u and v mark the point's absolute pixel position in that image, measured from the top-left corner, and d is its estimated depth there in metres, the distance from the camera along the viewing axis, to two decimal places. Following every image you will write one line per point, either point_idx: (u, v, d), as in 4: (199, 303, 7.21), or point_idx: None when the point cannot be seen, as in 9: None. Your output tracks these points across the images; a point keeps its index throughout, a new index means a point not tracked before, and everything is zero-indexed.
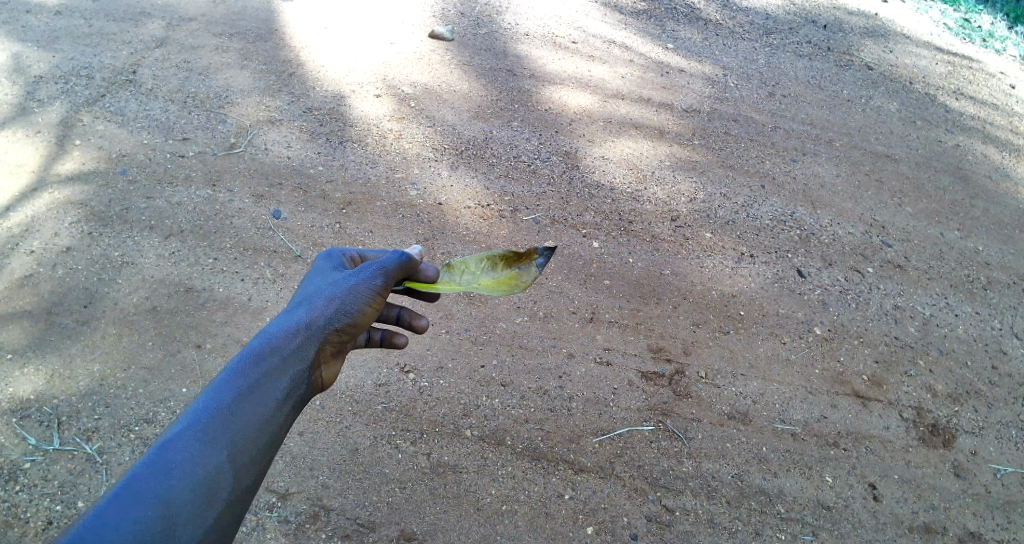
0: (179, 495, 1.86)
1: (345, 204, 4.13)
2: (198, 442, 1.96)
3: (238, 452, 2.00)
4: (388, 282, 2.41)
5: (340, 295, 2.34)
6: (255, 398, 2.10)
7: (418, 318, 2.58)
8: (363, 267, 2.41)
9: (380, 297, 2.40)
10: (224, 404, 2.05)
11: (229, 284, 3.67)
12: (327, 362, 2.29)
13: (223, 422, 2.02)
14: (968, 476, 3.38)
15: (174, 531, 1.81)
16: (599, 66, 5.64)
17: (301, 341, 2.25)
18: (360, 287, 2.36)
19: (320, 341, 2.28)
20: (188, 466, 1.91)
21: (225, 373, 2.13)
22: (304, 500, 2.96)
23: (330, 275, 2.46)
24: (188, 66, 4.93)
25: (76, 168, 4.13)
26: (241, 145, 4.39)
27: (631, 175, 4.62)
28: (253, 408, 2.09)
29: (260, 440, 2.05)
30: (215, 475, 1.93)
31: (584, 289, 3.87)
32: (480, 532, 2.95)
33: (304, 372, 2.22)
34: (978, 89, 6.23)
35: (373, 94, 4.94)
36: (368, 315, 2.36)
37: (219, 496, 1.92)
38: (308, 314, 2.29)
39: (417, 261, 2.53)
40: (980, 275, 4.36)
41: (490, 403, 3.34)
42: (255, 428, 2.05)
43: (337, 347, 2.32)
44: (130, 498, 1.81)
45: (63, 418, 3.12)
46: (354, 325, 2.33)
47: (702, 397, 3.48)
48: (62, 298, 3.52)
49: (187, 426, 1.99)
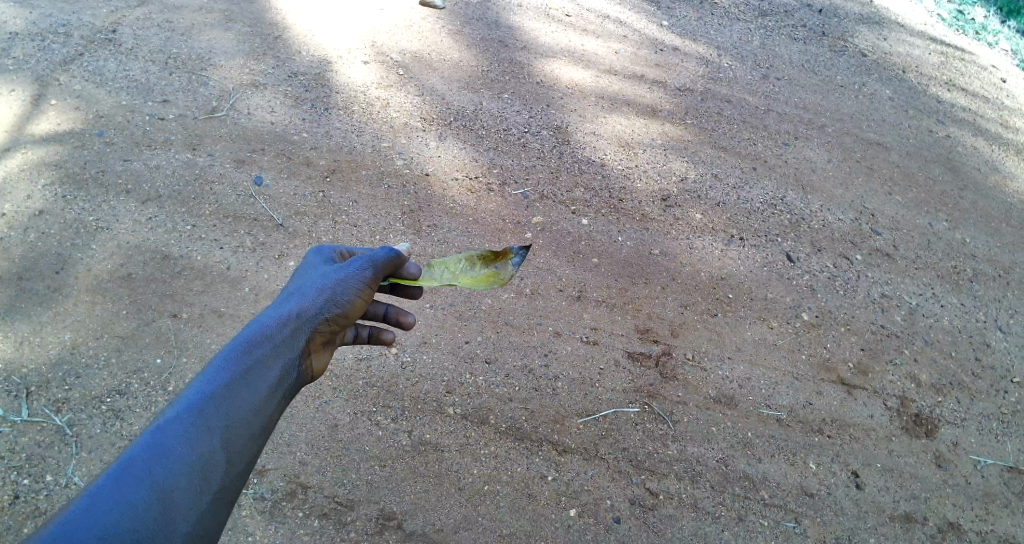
0: (174, 479, 1.84)
1: (329, 172, 4.03)
2: (193, 426, 1.93)
3: (232, 438, 1.96)
4: (377, 274, 2.37)
5: (331, 286, 2.29)
6: (247, 384, 2.06)
7: (404, 315, 2.53)
8: (354, 259, 2.37)
9: (369, 289, 2.35)
10: (218, 389, 2.01)
11: (207, 252, 3.56)
12: (316, 351, 2.26)
13: (218, 407, 1.98)
14: (949, 467, 3.38)
15: (169, 516, 1.79)
16: (592, 40, 5.53)
17: (292, 329, 2.20)
18: (350, 279, 2.31)
19: (310, 330, 2.24)
20: (182, 451, 1.88)
21: (218, 359, 2.08)
22: (281, 477, 2.89)
23: (321, 266, 2.41)
24: (171, 26, 4.76)
25: (51, 128, 3.97)
26: (224, 109, 4.26)
27: (622, 152, 4.54)
28: (246, 394, 2.04)
29: (253, 426, 2.01)
30: (209, 460, 1.90)
31: (572, 266, 3.80)
32: (462, 513, 2.89)
33: (295, 360, 2.18)
34: (970, 81, 6.20)
35: (360, 61, 4.81)
36: (358, 306, 2.31)
37: (213, 481, 1.89)
38: (299, 305, 2.24)
39: (405, 258, 2.47)
40: (966, 267, 4.35)
41: (474, 381, 3.27)
42: (247, 415, 2.02)
43: (327, 337, 2.28)
44: (125, 482, 1.79)
45: (32, 388, 3.02)
46: (345, 316, 2.29)
47: (689, 379, 3.44)
48: (33, 264, 3.40)
49: (182, 410, 1.95)
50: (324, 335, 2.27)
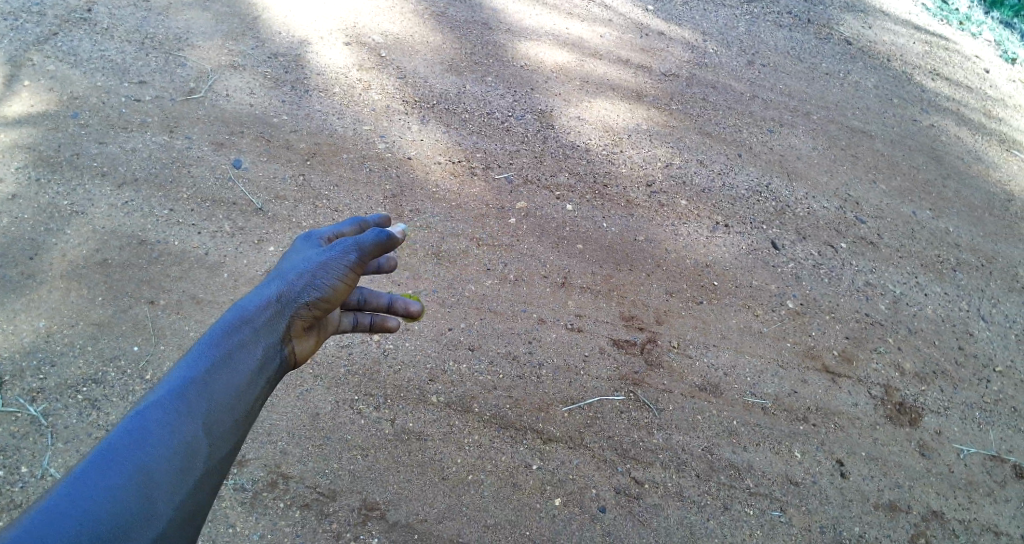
0: (157, 464, 1.81)
1: (309, 155, 3.95)
2: (175, 410, 1.88)
3: (214, 422, 1.91)
4: (362, 258, 2.30)
5: (312, 271, 2.23)
6: (230, 368, 2.00)
7: (411, 305, 2.56)
8: (338, 243, 2.30)
9: (353, 274, 2.29)
10: (200, 373, 1.95)
11: (185, 237, 3.48)
12: (298, 336, 2.20)
13: (200, 391, 1.93)
14: (932, 456, 3.39)
15: (151, 501, 1.76)
16: (577, 24, 5.47)
17: (272, 314, 2.15)
18: (333, 263, 2.25)
19: (291, 316, 2.18)
20: (164, 436, 1.84)
21: (201, 341, 2.02)
22: (262, 467, 2.83)
23: (305, 249, 2.34)
24: (147, 6, 4.65)
25: (24, 109, 3.86)
26: (202, 90, 4.16)
27: (607, 137, 4.50)
28: (229, 378, 1.99)
29: (236, 411, 1.96)
30: (191, 444, 1.86)
31: (556, 252, 3.76)
32: (445, 502, 2.85)
33: (276, 345, 2.13)
34: (953, 71, 6.21)
35: (341, 42, 4.72)
36: (340, 291, 2.26)
37: (195, 467, 1.85)
38: (279, 290, 2.19)
39: (399, 241, 2.40)
40: (949, 256, 4.35)
41: (458, 369, 3.23)
42: (230, 399, 1.96)
43: (309, 322, 2.22)
44: (108, 467, 1.77)
45: (6, 377, 2.93)
46: (326, 301, 2.24)
47: (674, 367, 3.41)
48: (5, 249, 3.30)
49: (164, 394, 1.90)
50: (305, 319, 2.21)
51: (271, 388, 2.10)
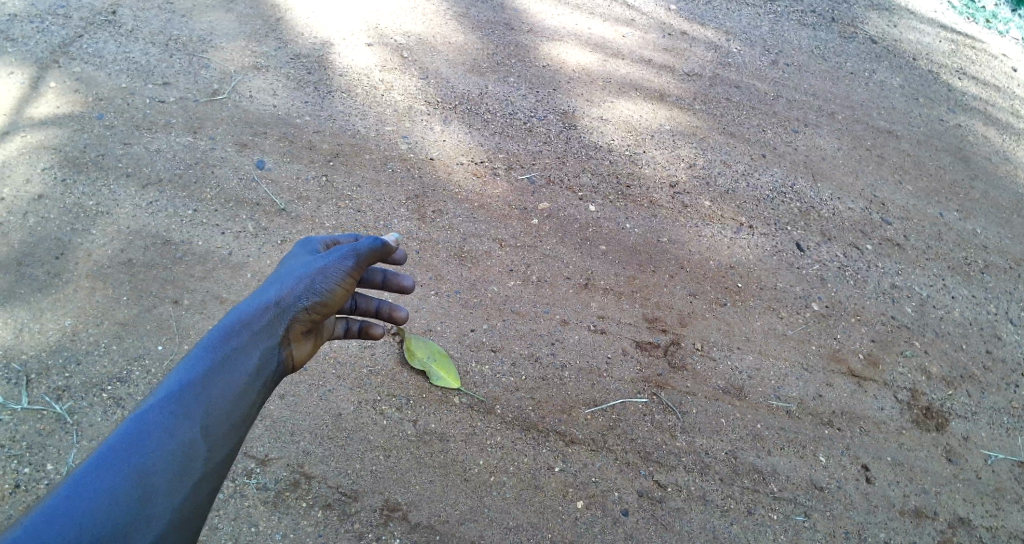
0: (155, 466, 1.93)
1: (332, 156, 3.96)
2: (173, 413, 2.02)
3: (212, 423, 2.06)
4: (359, 264, 2.47)
5: (310, 276, 2.41)
6: (227, 372, 2.17)
7: (397, 310, 2.70)
8: (336, 250, 2.47)
9: (350, 279, 2.46)
10: (197, 376, 2.11)
11: (209, 237, 3.50)
12: (296, 340, 2.38)
13: (198, 394, 2.08)
14: (959, 461, 3.33)
15: (150, 501, 1.88)
16: (600, 24, 5.45)
17: (271, 318, 2.33)
18: (332, 269, 2.43)
19: (290, 320, 2.36)
20: (162, 437, 1.97)
21: (199, 347, 2.20)
22: (284, 466, 2.84)
23: (304, 256, 2.53)
24: (171, 8, 4.69)
25: (50, 111, 3.90)
26: (225, 91, 4.18)
27: (630, 137, 4.47)
28: (226, 382, 2.15)
29: (233, 412, 2.12)
30: (190, 445, 1.99)
31: (579, 253, 3.75)
32: (467, 504, 2.84)
33: (273, 349, 2.31)
34: (980, 69, 6.11)
35: (364, 43, 4.73)
36: (338, 296, 2.43)
37: (194, 467, 1.98)
38: (278, 293, 2.36)
39: (392, 247, 2.58)
40: (977, 258, 4.28)
41: (480, 370, 3.22)
42: (227, 402, 2.12)
43: (306, 326, 2.40)
44: (107, 469, 1.88)
45: (32, 376, 2.97)
46: (324, 305, 2.41)
47: (698, 370, 3.38)
48: (33, 249, 3.34)
49: (162, 398, 2.05)
50: (304, 324, 2.39)
51: (268, 391, 2.26)
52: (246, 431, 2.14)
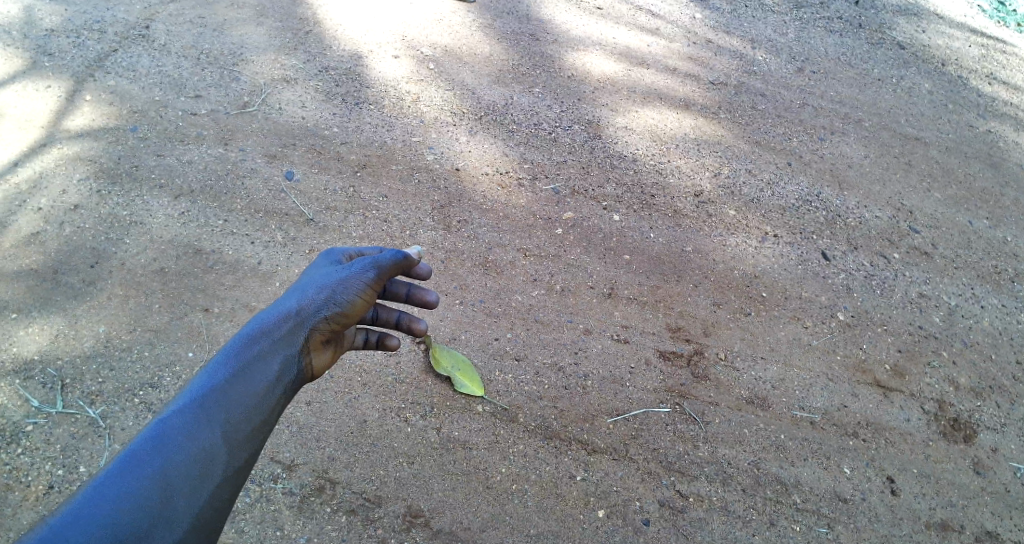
0: (176, 469, 1.98)
1: (359, 167, 4.03)
2: (194, 418, 2.08)
3: (231, 430, 2.11)
4: (380, 276, 2.54)
5: (331, 286, 2.47)
6: (247, 379, 2.23)
7: (416, 322, 2.73)
8: (357, 261, 2.53)
9: (371, 290, 2.52)
10: (218, 384, 2.18)
11: (238, 247, 3.58)
12: (316, 349, 2.45)
13: (217, 401, 2.14)
14: (988, 474, 3.29)
15: (170, 505, 1.93)
16: (625, 34, 5.48)
17: (291, 327, 2.39)
18: (353, 280, 2.49)
19: (309, 328, 2.42)
20: (183, 442, 2.03)
21: (219, 355, 2.26)
22: (310, 472, 2.89)
23: (325, 266, 2.59)
24: (203, 22, 4.80)
25: (86, 123, 4.02)
26: (255, 104, 4.28)
27: (654, 146, 4.49)
28: (246, 389, 2.21)
29: (252, 419, 2.18)
30: (210, 450, 2.05)
31: (603, 263, 3.77)
32: (489, 511, 2.87)
33: (292, 357, 2.37)
34: (1012, 74, 6.02)
35: (392, 55, 4.81)
36: (358, 306, 2.49)
37: (213, 472, 2.03)
38: (300, 303, 2.43)
39: (415, 260, 2.66)
40: (1007, 267, 4.22)
41: (504, 379, 3.26)
42: (247, 408, 2.18)
43: (326, 336, 2.47)
44: (130, 472, 1.94)
45: (67, 381, 3.05)
46: (344, 316, 2.47)
47: (721, 380, 3.39)
48: (68, 258, 3.44)
49: (184, 404, 2.11)
50: (324, 333, 2.46)
51: (287, 399, 2.32)
52: (264, 437, 2.19)
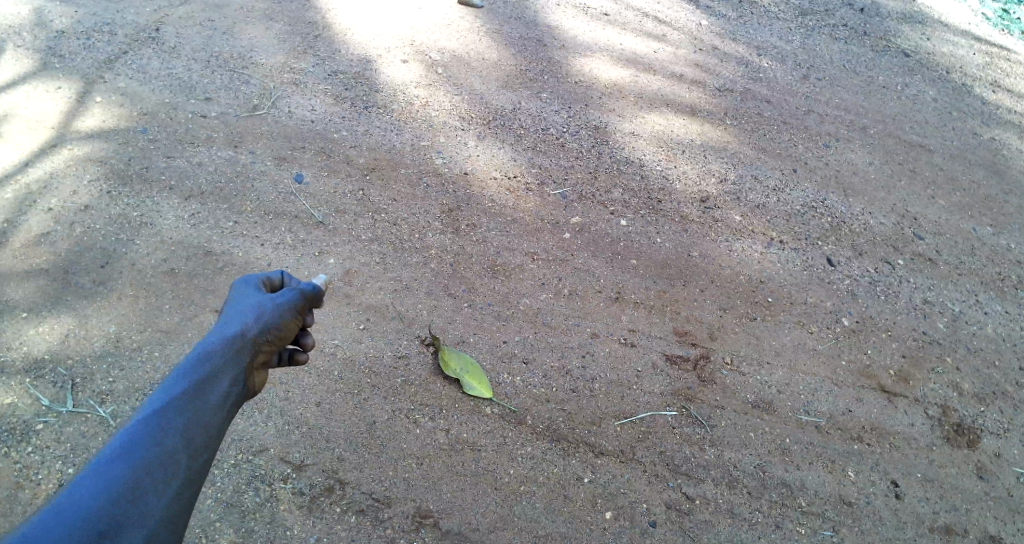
0: (145, 472, 1.99)
1: (369, 170, 4.06)
2: (154, 429, 2.07)
3: (190, 441, 2.11)
4: (307, 299, 2.57)
5: (268, 308, 2.44)
6: (201, 396, 2.20)
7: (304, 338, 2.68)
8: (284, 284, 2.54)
9: (301, 312, 2.54)
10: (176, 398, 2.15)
11: (249, 249, 3.61)
12: (258, 370, 2.40)
13: (177, 412, 2.12)
14: (991, 478, 3.31)
15: (140, 500, 1.95)
16: (632, 39, 5.52)
17: (235, 349, 2.33)
18: (285, 301, 2.50)
19: (253, 349, 2.38)
20: (149, 449, 2.03)
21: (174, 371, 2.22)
22: (320, 472, 2.91)
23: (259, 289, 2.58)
24: (213, 25, 4.84)
25: (97, 124, 4.05)
26: (265, 107, 4.31)
27: (661, 152, 4.51)
28: (200, 405, 2.19)
29: (208, 433, 2.17)
30: (172, 457, 2.06)
31: (611, 267, 3.80)
32: (497, 512, 2.89)
33: (240, 377, 2.33)
34: (1016, 82, 6.05)
35: (401, 59, 4.85)
36: (291, 326, 2.49)
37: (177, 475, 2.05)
38: (248, 321, 2.40)
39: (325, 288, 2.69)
40: (1011, 274, 4.24)
41: (513, 380, 3.28)
42: (202, 423, 2.16)
43: (267, 356, 2.43)
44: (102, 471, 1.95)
45: (77, 380, 3.08)
46: (282, 335, 2.46)
47: (727, 384, 3.41)
48: (79, 257, 3.47)
49: (145, 416, 2.09)
50: (265, 354, 2.43)
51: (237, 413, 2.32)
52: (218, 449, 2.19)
